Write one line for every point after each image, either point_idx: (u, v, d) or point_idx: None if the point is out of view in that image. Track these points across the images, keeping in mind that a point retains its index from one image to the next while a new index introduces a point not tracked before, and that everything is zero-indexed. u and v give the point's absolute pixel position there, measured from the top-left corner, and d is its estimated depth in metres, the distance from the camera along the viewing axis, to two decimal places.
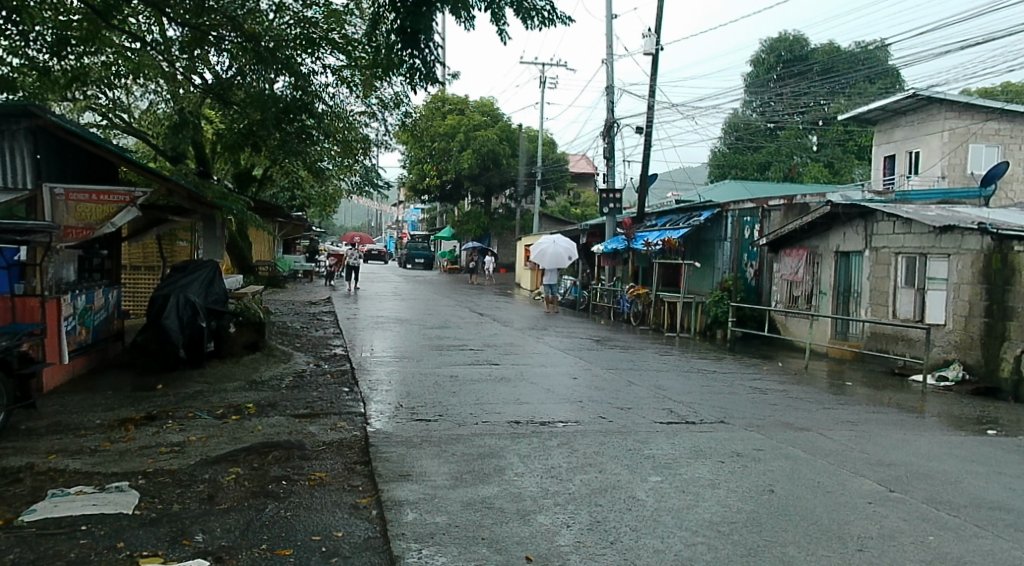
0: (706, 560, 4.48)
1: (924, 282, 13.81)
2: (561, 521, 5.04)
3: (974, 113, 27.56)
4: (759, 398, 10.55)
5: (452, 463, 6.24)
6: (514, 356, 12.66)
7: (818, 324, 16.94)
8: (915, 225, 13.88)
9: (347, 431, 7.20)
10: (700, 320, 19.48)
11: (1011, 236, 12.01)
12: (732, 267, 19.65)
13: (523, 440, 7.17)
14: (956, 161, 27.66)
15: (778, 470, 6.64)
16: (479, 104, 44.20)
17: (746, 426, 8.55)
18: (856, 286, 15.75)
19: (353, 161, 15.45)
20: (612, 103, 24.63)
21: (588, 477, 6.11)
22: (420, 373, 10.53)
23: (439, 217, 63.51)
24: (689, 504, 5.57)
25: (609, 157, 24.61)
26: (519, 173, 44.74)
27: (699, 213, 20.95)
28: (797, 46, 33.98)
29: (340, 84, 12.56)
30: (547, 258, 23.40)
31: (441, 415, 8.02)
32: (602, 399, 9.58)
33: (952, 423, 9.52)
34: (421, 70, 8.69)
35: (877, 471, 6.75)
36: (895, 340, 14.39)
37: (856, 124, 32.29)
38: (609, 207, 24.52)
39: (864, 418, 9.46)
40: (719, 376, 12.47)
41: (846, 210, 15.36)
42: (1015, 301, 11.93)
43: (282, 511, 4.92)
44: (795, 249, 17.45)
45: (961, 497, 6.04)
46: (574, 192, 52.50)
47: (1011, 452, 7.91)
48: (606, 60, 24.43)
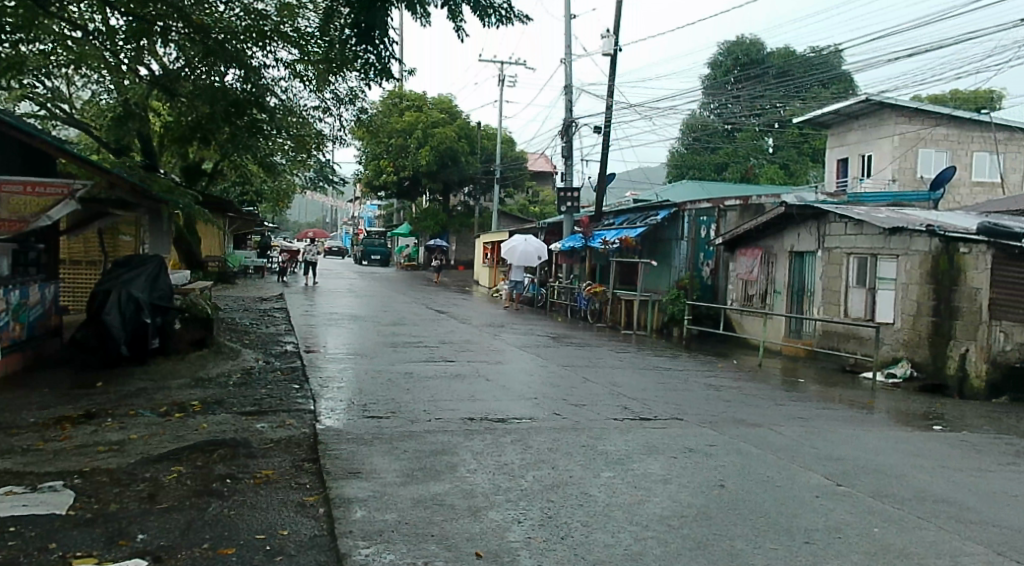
0: (656, 554, 4.49)
1: (874, 281, 14.13)
2: (512, 517, 5.02)
3: (923, 118, 28.39)
4: (713, 395, 10.67)
5: (403, 460, 6.18)
6: (471, 354, 12.62)
7: (772, 322, 17.22)
8: (866, 226, 14.20)
9: (296, 428, 7.08)
10: (656, 318, 19.70)
11: (956, 238, 12.28)
12: (689, 266, 19.91)
13: (476, 437, 7.13)
14: (905, 165, 28.46)
15: (729, 465, 6.72)
16: (437, 101, 44.33)
17: (699, 422, 8.64)
18: (809, 285, 16.05)
19: (307, 157, 15.22)
20: (571, 102, 24.74)
21: (540, 474, 6.10)
22: (375, 370, 10.41)
23: (396, 215, 63.20)
24: (641, 500, 5.60)
25: (567, 157, 24.70)
26: (478, 171, 44.68)
27: (656, 212, 21.18)
28: (753, 50, 34.56)
29: (293, 78, 12.39)
30: (515, 255, 23.39)
31: (394, 412, 7.96)
32: (556, 396, 9.58)
33: (900, 418, 9.76)
34: (376, 66, 8.64)
35: (825, 466, 6.87)
36: (846, 338, 14.70)
37: (811, 128, 32.93)
38: (568, 206, 24.61)
39: (815, 415, 9.63)
40: (674, 373, 12.61)
41: (800, 211, 15.67)
42: (960, 300, 12.24)
43: (225, 510, 4.79)
44: (751, 248, 17.73)
45: (906, 490, 6.17)
46: (533, 191, 52.56)
47: (955, 447, 8.11)
48: (565, 60, 24.56)
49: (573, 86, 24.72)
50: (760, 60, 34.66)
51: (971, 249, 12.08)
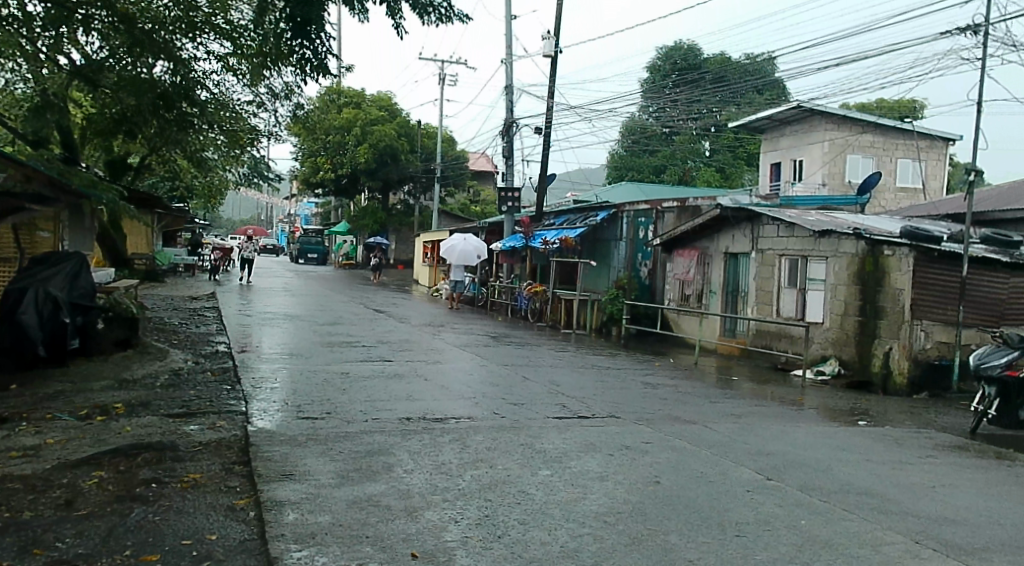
0: (591, 551, 4.52)
1: (805, 282, 14.56)
2: (449, 517, 4.99)
3: (851, 124, 29.40)
4: (649, 393, 10.82)
5: (337, 461, 6.08)
6: (410, 353, 12.51)
7: (707, 322, 17.58)
8: (797, 229, 14.63)
9: (226, 430, 6.90)
10: (596, 317, 19.89)
11: (881, 241, 12.72)
12: (628, 266, 20.19)
13: (414, 437, 7.07)
14: (834, 170, 29.45)
15: (663, 462, 6.82)
16: (376, 99, 43.90)
17: (636, 420, 8.75)
18: (743, 285, 16.43)
19: (240, 152, 14.84)
20: (512, 102, 24.80)
21: (478, 473, 6.08)
22: (311, 370, 10.23)
23: (334, 212, 62.19)
24: (578, 497, 5.63)
25: (508, 157, 24.74)
26: (418, 169, 44.35)
27: (596, 213, 21.42)
28: (691, 55, 35.24)
29: (226, 71, 12.10)
30: (454, 254, 23.32)
31: (329, 413, 7.82)
32: (495, 395, 9.56)
33: (828, 414, 10.07)
34: (312, 61, 8.48)
35: (756, 461, 7.04)
36: (778, 337, 15.10)
37: (746, 132, 33.76)
38: (508, 206, 24.65)
39: (748, 412, 9.85)
40: (613, 372, 12.74)
41: (734, 213, 16.05)
42: (884, 300, 12.70)
43: (149, 516, 4.63)
44: (689, 249, 18.06)
45: (832, 483, 6.37)
46: (474, 189, 52.45)
47: (879, 442, 8.41)
48: (506, 60, 24.60)
49: (513, 86, 24.77)
50: (697, 65, 35.36)
51: (895, 251, 12.54)
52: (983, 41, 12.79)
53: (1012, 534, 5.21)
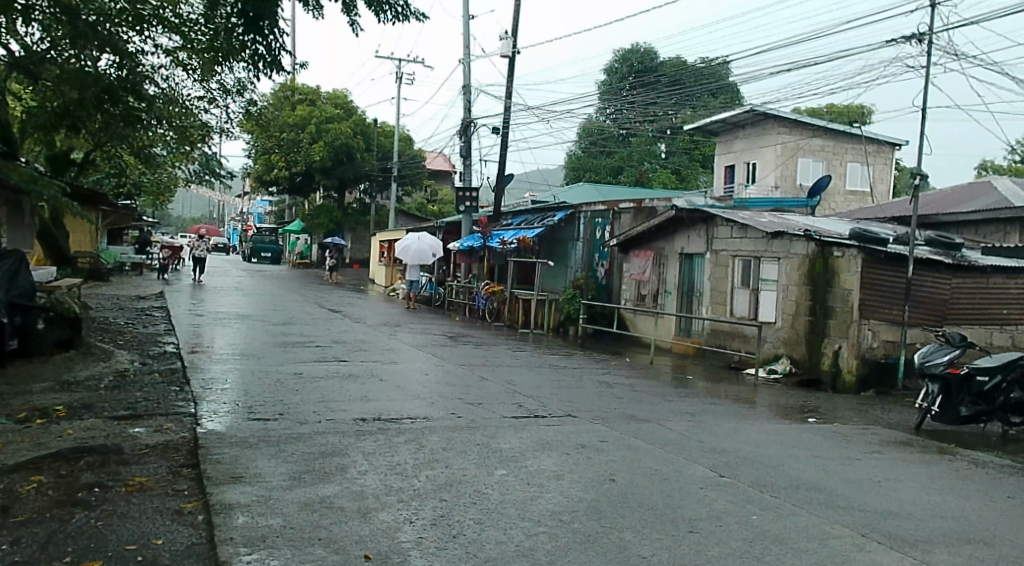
0: (546, 549, 4.52)
1: (757, 282, 14.80)
2: (403, 518, 4.94)
3: (802, 129, 30.05)
4: (605, 392, 10.89)
5: (289, 463, 5.98)
6: (365, 353, 12.40)
7: (663, 321, 17.77)
8: (750, 230, 14.87)
9: (174, 433, 6.74)
10: (553, 317, 19.95)
11: (831, 242, 12.99)
12: (585, 267, 20.34)
13: (368, 437, 6.99)
14: (787, 173, 30.05)
15: (619, 460, 6.86)
16: (331, 97, 43.49)
17: (591, 419, 8.79)
18: (697, 285, 16.66)
19: (190, 149, 14.50)
20: (469, 102, 24.74)
21: (433, 473, 6.04)
22: (264, 371, 10.06)
23: (288, 211, 61.26)
24: (533, 496, 5.63)
25: (465, 157, 24.68)
26: (374, 168, 43.99)
27: (553, 213, 21.51)
28: (647, 58, 35.61)
29: (175, 65, 11.84)
30: (410, 253, 23.18)
31: (281, 414, 7.69)
32: (451, 395, 9.51)
33: (780, 412, 10.26)
34: (265, 57, 8.33)
35: (709, 458, 7.13)
36: (732, 336, 15.34)
37: (701, 134, 34.23)
38: (465, 206, 24.60)
39: (702, 410, 9.98)
40: (569, 371, 12.80)
41: (689, 214, 16.26)
42: (833, 301, 12.98)
43: (92, 522, 4.49)
44: (645, 250, 18.24)
45: (782, 479, 6.49)
46: (431, 189, 52.21)
47: (829, 438, 8.59)
48: (464, 59, 24.53)
49: (471, 86, 24.71)
50: (653, 68, 35.75)
51: (844, 252, 12.82)
52: (928, 49, 13.16)
53: (954, 526, 5.36)
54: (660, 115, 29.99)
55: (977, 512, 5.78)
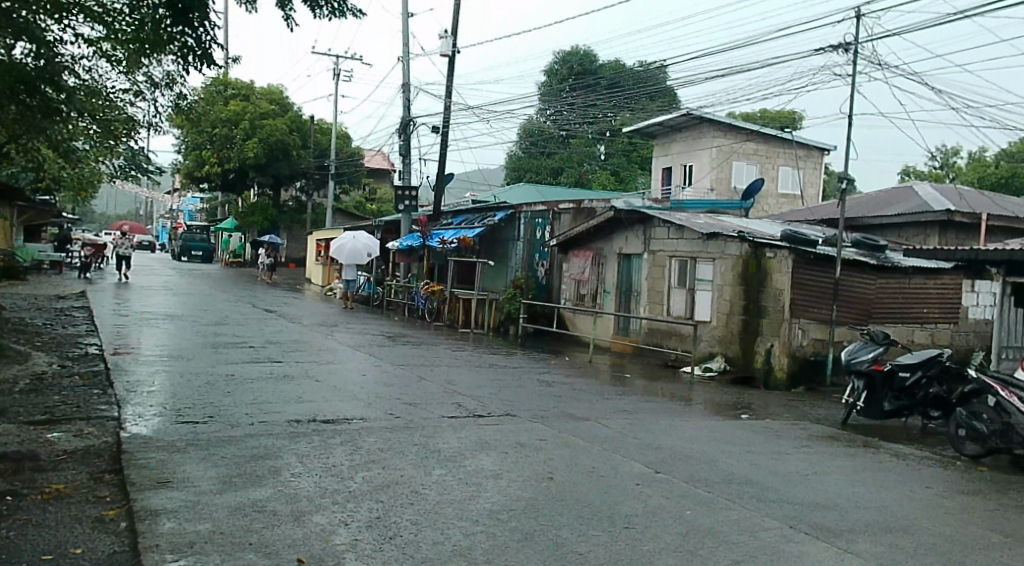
0: (484, 548, 4.50)
1: (693, 282, 15.07)
2: (339, 520, 4.85)
3: (736, 133, 30.80)
4: (544, 391, 10.94)
5: (220, 466, 5.81)
6: (300, 354, 12.15)
7: (601, 321, 17.96)
8: (686, 231, 15.15)
9: (95, 437, 6.49)
10: (493, 317, 19.93)
11: (763, 244, 13.30)
12: (525, 267, 20.48)
13: (303, 439, 6.85)
14: (722, 176, 30.76)
15: (557, 458, 6.89)
16: (265, 92, 42.79)
17: (530, 418, 8.80)
18: (635, 285, 16.88)
19: (114, 144, 13.97)
20: (408, 100, 24.52)
21: (370, 474, 5.95)
22: (192, 373, 9.77)
23: (220, 208, 59.69)
24: (472, 495, 5.61)
25: (404, 156, 24.46)
26: (311, 165, 43.31)
27: (493, 213, 21.55)
28: (586, 60, 35.95)
29: (98, 56, 11.40)
30: (344, 252, 22.84)
31: (211, 417, 7.48)
32: (390, 395, 9.41)
33: (714, 409, 10.48)
34: (195, 50, 8.09)
35: (645, 455, 7.23)
36: (669, 335, 15.59)
37: (639, 136, 34.73)
38: (404, 205, 24.39)
39: (639, 408, 10.11)
40: (507, 370, 12.81)
41: (627, 215, 16.48)
42: (766, 300, 13.30)
43: (4, 532, 4.28)
44: (584, 250, 18.43)
45: (716, 474, 6.62)
46: (370, 187, 51.65)
47: (761, 434, 8.81)
48: (403, 57, 24.33)
49: (410, 85, 24.51)
50: (592, 70, 36.10)
51: (776, 253, 13.15)
52: (853, 58, 13.64)
53: (877, 516, 5.55)
54: (599, 117, 30.30)
55: (899, 502, 6.00)
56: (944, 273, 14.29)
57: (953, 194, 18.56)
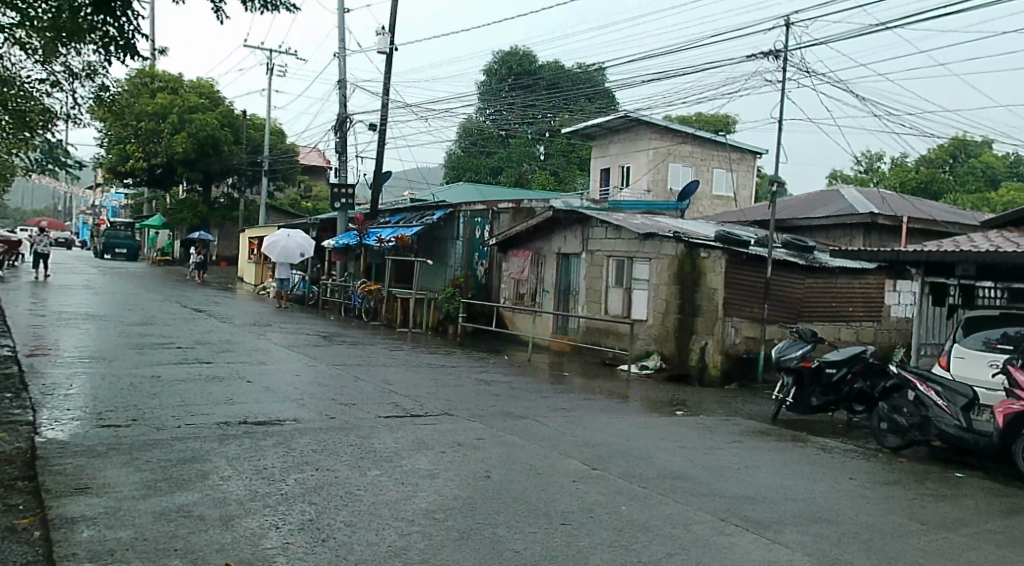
0: (419, 548, 4.45)
1: (630, 282, 15.25)
2: (269, 524, 4.73)
3: (672, 135, 31.36)
4: (482, 390, 10.91)
5: (143, 471, 5.60)
6: (231, 355, 11.82)
7: (540, 320, 18.04)
8: (623, 231, 15.33)
9: (8, 443, 6.17)
10: (432, 316, 19.80)
11: (698, 244, 13.55)
12: (465, 266, 20.46)
13: (233, 442, 6.66)
14: (658, 177, 31.29)
15: (494, 456, 6.87)
16: (194, 85, 41.59)
17: (467, 417, 8.76)
18: (574, 284, 17.00)
19: (30, 136, 13.33)
20: (345, 97, 24.17)
21: (303, 476, 5.82)
22: (115, 374, 9.40)
23: (146, 204, 57.70)
24: (408, 495, 5.54)
25: (340, 153, 24.09)
26: (243, 162, 42.32)
27: (432, 213, 21.43)
28: (526, 61, 36.07)
29: (12, 43, 10.85)
30: (276, 250, 22.35)
31: (135, 420, 7.20)
32: (325, 395, 9.25)
33: (650, 406, 10.64)
34: (117, 40, 7.77)
35: (582, 451, 7.28)
36: (607, 334, 15.75)
37: (578, 137, 35.05)
38: (341, 203, 24.01)
39: (576, 405, 10.18)
40: (444, 369, 12.72)
41: (566, 215, 16.58)
42: (700, 299, 13.55)
43: None
44: (523, 250, 18.49)
45: (651, 469, 6.70)
46: (304, 185, 50.72)
47: (695, 430, 8.97)
48: (340, 53, 23.97)
49: (346, 81, 24.15)
50: (531, 71, 36.25)
51: (710, 254, 13.41)
52: (783, 64, 14.02)
53: (805, 507, 5.70)
54: (538, 117, 30.44)
55: (826, 493, 6.18)
56: (868, 273, 14.86)
57: (876, 197, 19.27)
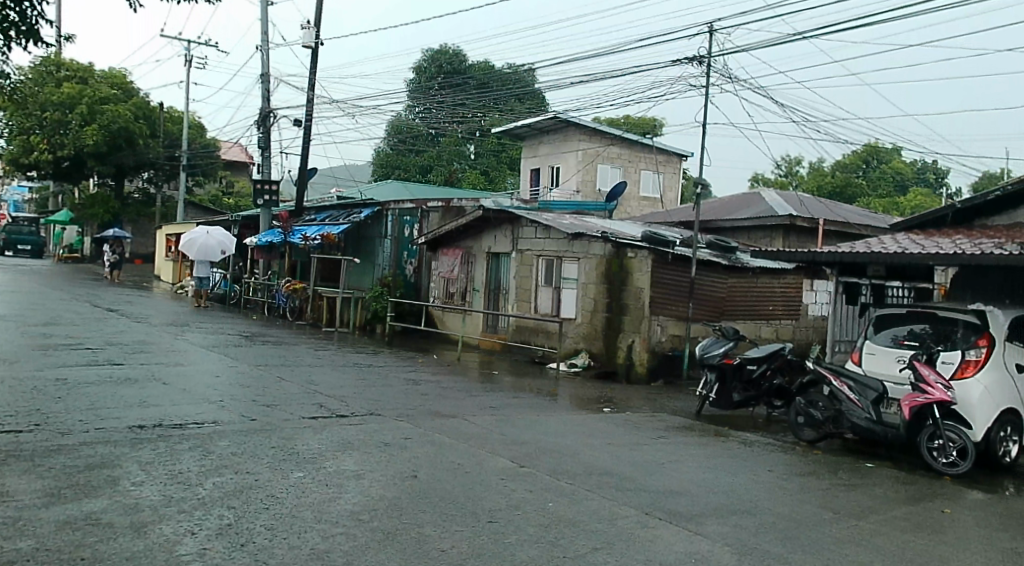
0: (343, 550, 4.35)
1: (559, 281, 15.36)
2: (185, 529, 4.55)
3: (600, 137, 31.76)
4: (411, 390, 10.80)
5: (47, 479, 5.31)
6: (145, 356, 11.37)
7: (470, 319, 18.01)
8: (552, 231, 15.41)
9: None
10: (359, 315, 19.50)
11: (626, 244, 13.74)
12: (393, 265, 20.25)
13: (146, 446, 6.40)
14: (587, 178, 31.64)
15: (422, 456, 6.80)
16: (105, 75, 40.08)
17: (395, 417, 8.65)
18: (503, 283, 17.02)
19: None
20: (268, 91, 23.57)
21: (221, 480, 5.63)
22: (17, 378, 8.90)
23: (53, 200, 54.92)
24: (331, 497, 5.42)
25: (264, 149, 23.49)
26: (160, 156, 40.87)
27: (359, 211, 21.13)
28: (456, 59, 35.97)
29: None
30: (195, 248, 21.63)
31: (37, 425, 6.83)
32: (246, 396, 8.98)
33: (578, 403, 10.73)
34: (19, 27, 7.36)
35: (510, 449, 7.27)
36: (535, 332, 15.82)
37: (508, 137, 35.15)
38: (264, 199, 23.39)
39: (505, 404, 10.18)
40: (370, 369, 12.55)
41: (495, 214, 16.58)
42: (628, 298, 13.74)
43: None
44: (452, 248, 18.42)
45: (578, 466, 6.75)
46: (226, 180, 49.25)
47: (622, 426, 9.07)
48: (263, 47, 23.38)
49: (269, 75, 23.57)
50: (461, 70, 36.16)
51: (637, 254, 13.61)
52: (707, 70, 14.37)
53: (726, 500, 5.84)
54: (468, 116, 30.37)
55: (746, 486, 6.34)
56: (787, 274, 15.39)
57: (794, 200, 19.97)
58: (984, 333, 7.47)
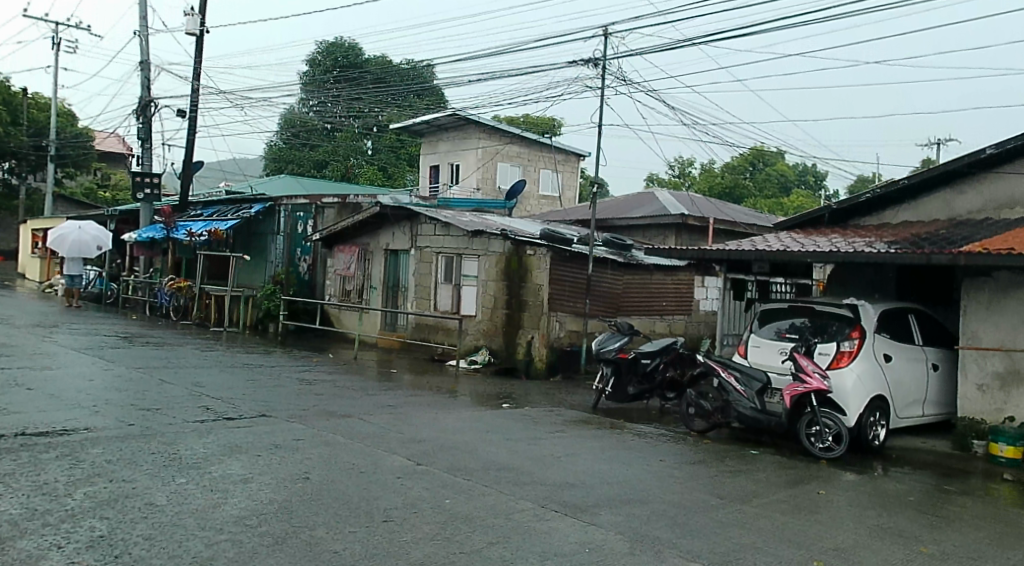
0: (228, 557, 4.15)
1: (459, 278, 15.29)
2: (50, 544, 4.23)
3: (498, 135, 31.90)
4: (304, 390, 10.47)
5: None
6: (9, 360, 10.55)
7: (368, 316, 17.71)
8: (452, 228, 15.31)
9: None
10: (250, 314, 18.81)
11: (524, 242, 13.81)
12: (286, 262, 19.64)
13: (7, 456, 5.91)
14: (487, 175, 31.65)
15: (314, 457, 6.60)
16: None
17: (287, 418, 8.37)
18: (402, 280, 16.79)
19: None
20: (148, 80, 22.35)
21: (94, 489, 5.27)
22: None
23: None
24: (216, 503, 5.17)
25: (144, 140, 22.27)
26: (24, 144, 38.03)
27: (250, 206, 20.36)
28: (352, 53, 35.27)
29: None
30: (67, 244, 20.26)
31: None
32: (124, 401, 8.47)
33: (477, 400, 10.70)
34: None
35: (407, 448, 7.15)
36: (435, 330, 15.70)
37: (406, 134, 34.76)
38: (145, 193, 22.17)
39: (402, 402, 10.02)
40: (261, 369, 12.10)
41: (393, 211, 16.32)
42: (526, 294, 13.81)
43: None
44: (348, 245, 18.07)
45: (475, 462, 6.71)
46: (101, 172, 46.41)
47: (519, 422, 9.10)
48: (142, 32, 22.16)
49: (150, 63, 22.35)
50: (357, 64, 35.47)
51: (535, 251, 13.70)
52: (601, 73, 14.63)
53: (620, 490, 5.94)
54: (365, 112, 29.83)
55: (640, 476, 6.47)
56: (679, 270, 15.90)
57: (686, 200, 20.64)
58: (855, 326, 7.94)
